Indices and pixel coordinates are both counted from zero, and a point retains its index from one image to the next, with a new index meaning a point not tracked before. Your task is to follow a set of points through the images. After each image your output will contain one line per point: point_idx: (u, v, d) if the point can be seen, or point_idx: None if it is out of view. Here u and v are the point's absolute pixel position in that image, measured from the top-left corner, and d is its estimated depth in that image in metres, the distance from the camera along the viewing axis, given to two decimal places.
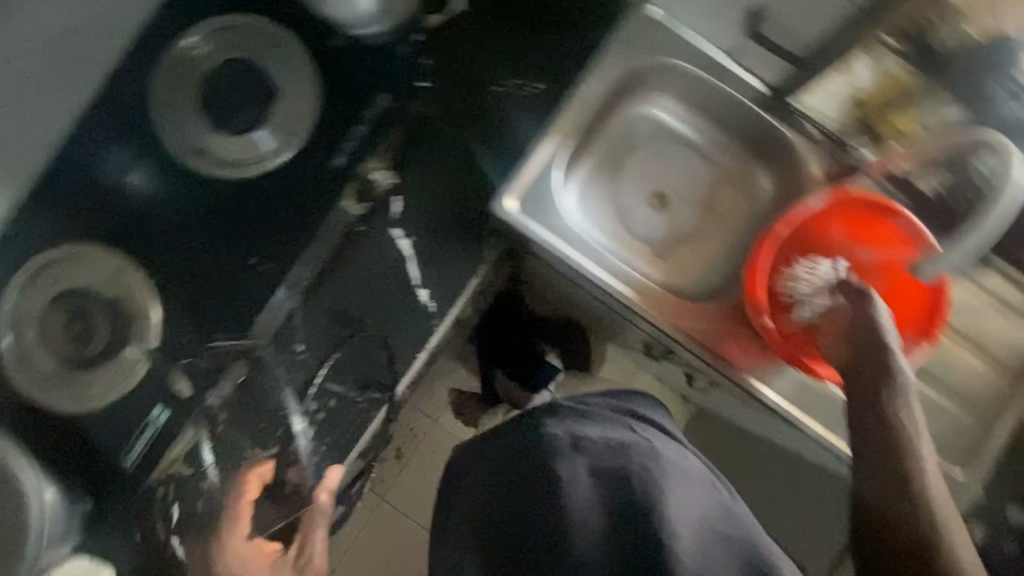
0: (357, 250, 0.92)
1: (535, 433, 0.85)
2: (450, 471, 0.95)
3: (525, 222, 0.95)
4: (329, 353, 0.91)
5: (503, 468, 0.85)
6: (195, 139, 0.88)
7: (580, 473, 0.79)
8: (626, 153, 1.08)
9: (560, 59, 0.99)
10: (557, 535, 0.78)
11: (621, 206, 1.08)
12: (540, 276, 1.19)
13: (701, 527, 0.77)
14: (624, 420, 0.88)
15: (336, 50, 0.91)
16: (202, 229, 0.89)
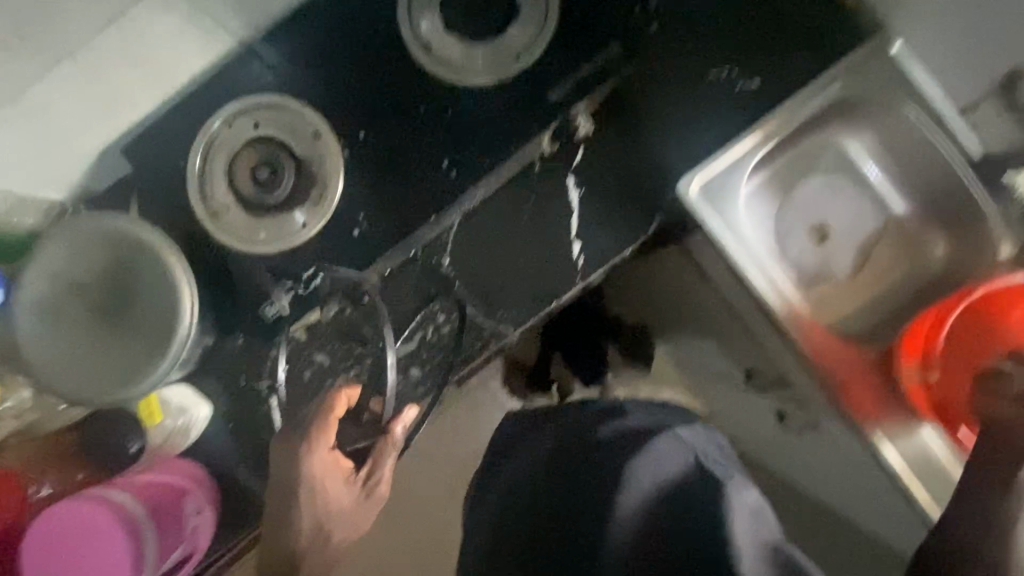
0: (534, 186, 0.94)
1: (595, 428, 0.98)
2: (505, 436, 1.13)
3: (699, 210, 0.95)
4: (477, 270, 0.95)
5: (565, 449, 1.00)
6: (424, 33, 0.90)
7: (643, 472, 0.89)
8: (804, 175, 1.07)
9: (789, 61, 0.95)
10: (613, 524, 0.87)
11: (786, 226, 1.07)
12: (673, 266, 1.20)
13: (756, 541, 0.84)
14: (688, 445, 0.93)
15: None
16: (403, 118, 0.91)
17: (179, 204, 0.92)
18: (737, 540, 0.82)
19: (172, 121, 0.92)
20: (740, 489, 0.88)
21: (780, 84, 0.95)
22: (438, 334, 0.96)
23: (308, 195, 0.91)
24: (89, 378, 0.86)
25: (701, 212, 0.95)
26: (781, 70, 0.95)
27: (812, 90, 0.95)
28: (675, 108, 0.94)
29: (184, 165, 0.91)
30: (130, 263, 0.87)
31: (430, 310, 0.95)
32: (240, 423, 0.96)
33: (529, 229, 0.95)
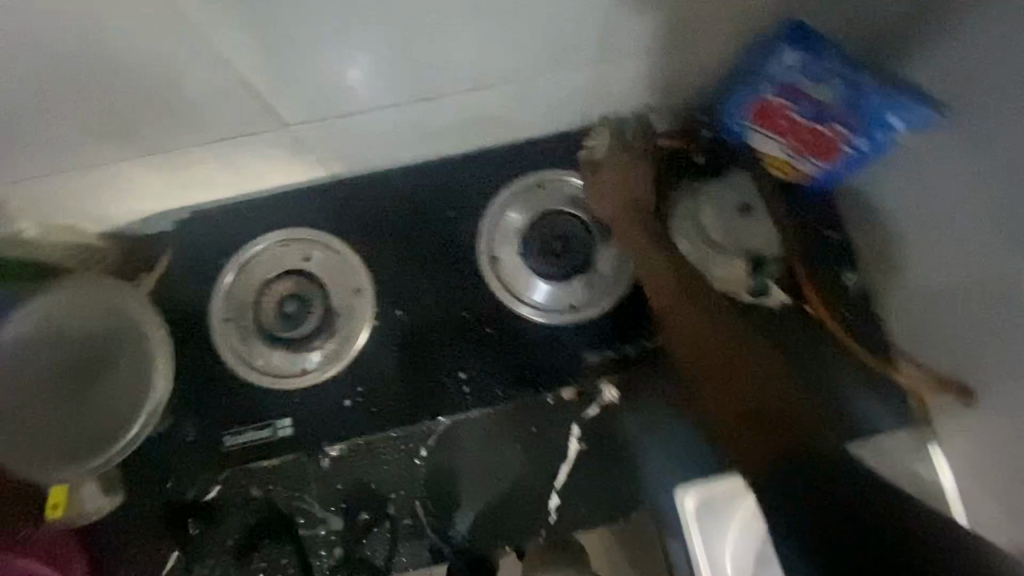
0: (536, 422, 0.91)
1: None
2: None
3: (689, 533, 0.88)
4: (447, 478, 0.92)
5: None
6: (495, 245, 0.92)
7: None
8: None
9: (828, 413, 0.93)
10: None
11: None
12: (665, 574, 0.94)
13: None
14: None
15: None
16: (445, 312, 0.91)
17: (201, 293, 0.91)
18: None
19: (236, 216, 0.93)
20: None
21: None
22: (380, 525, 0.92)
23: (323, 344, 0.90)
24: (18, 434, 0.81)
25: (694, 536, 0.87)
26: None
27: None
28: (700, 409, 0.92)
29: (221, 265, 0.92)
30: (119, 341, 0.84)
31: (383, 498, 0.91)
32: (147, 522, 0.91)
33: (516, 462, 0.92)
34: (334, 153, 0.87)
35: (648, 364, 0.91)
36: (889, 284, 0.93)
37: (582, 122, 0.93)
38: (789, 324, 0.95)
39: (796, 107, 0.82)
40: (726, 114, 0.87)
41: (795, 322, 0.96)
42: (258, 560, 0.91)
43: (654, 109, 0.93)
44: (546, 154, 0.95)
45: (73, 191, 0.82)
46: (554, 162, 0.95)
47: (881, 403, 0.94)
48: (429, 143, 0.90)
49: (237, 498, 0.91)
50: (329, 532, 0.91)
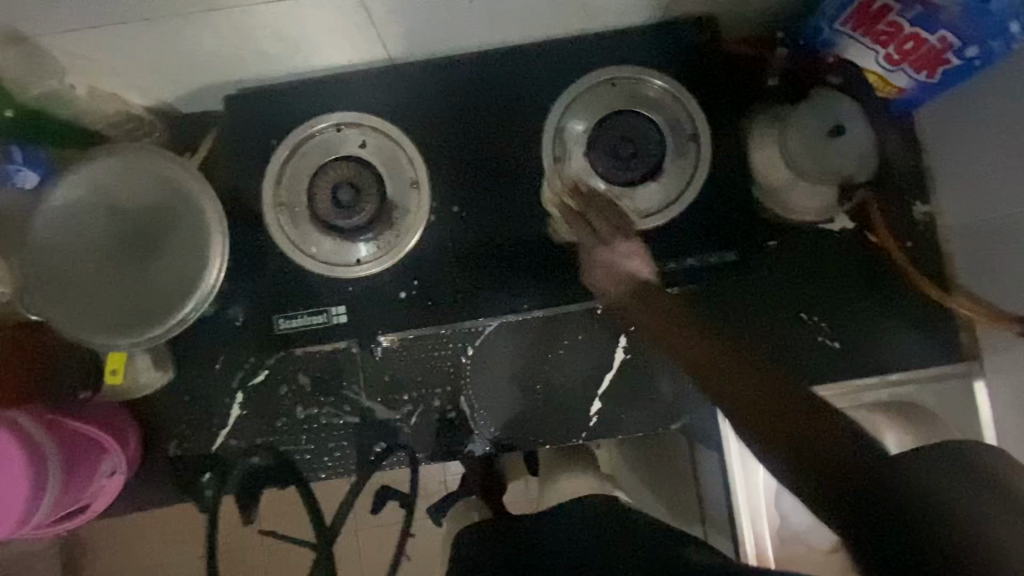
0: (583, 330, 0.91)
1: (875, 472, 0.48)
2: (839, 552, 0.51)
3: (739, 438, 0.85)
4: (491, 374, 0.92)
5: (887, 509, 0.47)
6: (558, 142, 0.88)
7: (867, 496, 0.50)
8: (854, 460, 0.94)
9: (873, 339, 0.93)
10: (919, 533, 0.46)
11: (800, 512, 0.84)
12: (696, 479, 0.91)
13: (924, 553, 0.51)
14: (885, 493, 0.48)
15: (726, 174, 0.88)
16: (501, 210, 0.89)
17: (252, 174, 0.89)
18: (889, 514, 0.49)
19: (288, 95, 0.89)
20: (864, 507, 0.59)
21: (854, 356, 0.93)
22: (419, 417, 0.93)
23: (376, 235, 0.88)
24: (73, 304, 0.80)
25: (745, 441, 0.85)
26: (863, 348, 0.93)
27: (867, 382, 0.91)
28: (748, 326, 0.92)
29: (272, 146, 0.88)
30: (173, 212, 0.81)
31: (426, 389, 0.92)
32: (197, 401, 0.93)
33: (559, 367, 0.92)
34: (395, 31, 0.81)
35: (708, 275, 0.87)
36: (962, 215, 0.89)
37: (659, 19, 0.87)
38: (849, 252, 0.93)
39: (902, 12, 0.75)
40: (823, 14, 0.81)
41: (856, 248, 0.93)
42: (305, 441, 0.93)
43: (739, 10, 0.86)
44: (616, 48, 0.88)
45: (122, 48, 0.76)
46: (626, 59, 0.88)
47: (927, 338, 0.94)
48: (497, 27, 0.83)
49: (284, 384, 0.92)
50: (371, 419, 0.93)
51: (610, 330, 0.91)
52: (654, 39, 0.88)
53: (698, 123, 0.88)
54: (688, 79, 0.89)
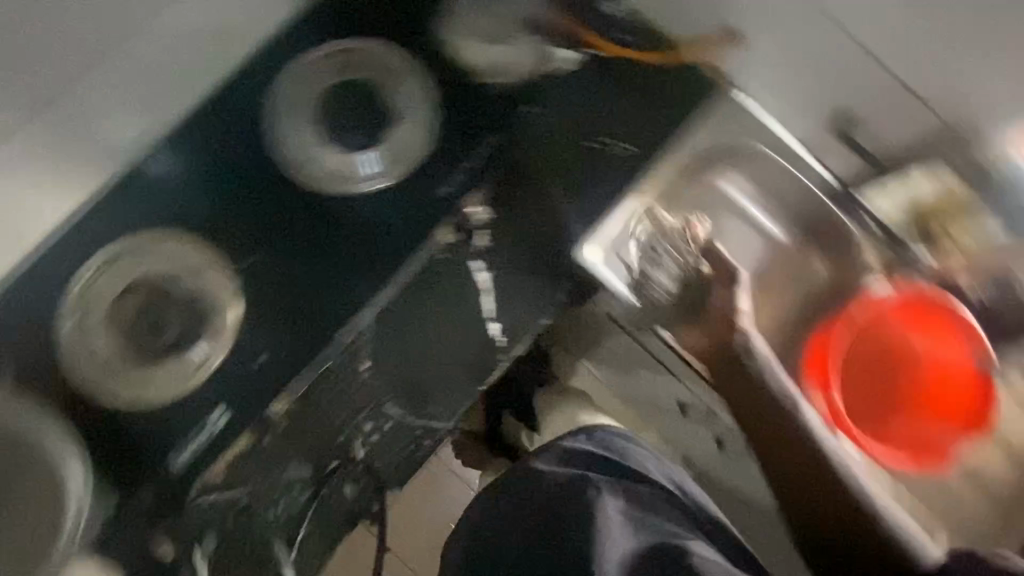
0: (440, 279, 0.95)
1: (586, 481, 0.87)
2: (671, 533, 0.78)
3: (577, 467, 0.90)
4: (396, 366, 0.95)
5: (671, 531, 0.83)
6: (302, 146, 0.94)
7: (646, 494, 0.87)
8: (728, 217, 1.08)
9: (652, 124, 1.06)
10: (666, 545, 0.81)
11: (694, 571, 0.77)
12: (605, 320, 1.05)
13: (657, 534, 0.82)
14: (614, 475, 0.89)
15: (448, 84, 0.98)
16: (301, 233, 0.93)
17: (66, 356, 0.87)
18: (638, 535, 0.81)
19: (52, 271, 0.88)
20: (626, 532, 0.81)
21: (646, 146, 1.06)
22: (365, 441, 0.95)
23: (202, 334, 0.89)
24: None
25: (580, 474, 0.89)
26: (649, 135, 1.06)
27: (672, 162, 1.05)
28: (558, 182, 1.02)
29: (59, 323, 0.87)
30: None
31: (356, 417, 0.94)
32: None
33: (443, 321, 0.97)
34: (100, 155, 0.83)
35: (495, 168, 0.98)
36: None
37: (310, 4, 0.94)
38: (587, 73, 1.05)
39: None
40: None
41: (590, 66, 1.05)
42: (292, 533, 0.93)
43: None
44: (297, 50, 0.96)
45: None
46: (307, 50, 0.96)
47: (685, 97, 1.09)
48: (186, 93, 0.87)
49: (223, 511, 0.87)
50: (327, 470, 0.94)
51: (460, 258, 0.96)
52: (319, 24, 0.96)
53: (398, 58, 0.97)
54: (367, 31, 0.98)
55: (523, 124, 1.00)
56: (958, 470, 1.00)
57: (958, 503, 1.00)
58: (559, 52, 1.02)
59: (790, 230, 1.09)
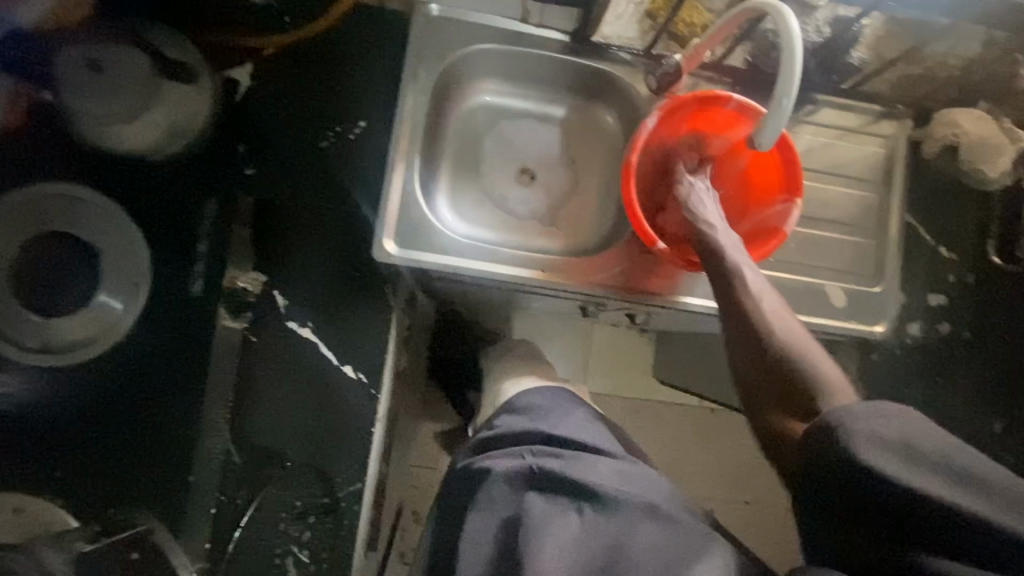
0: (266, 357, 0.93)
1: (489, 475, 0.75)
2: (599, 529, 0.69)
3: (514, 451, 0.78)
4: (285, 455, 0.93)
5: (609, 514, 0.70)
6: (31, 335, 0.81)
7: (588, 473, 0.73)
8: (504, 124, 1.10)
9: (372, 87, 0.99)
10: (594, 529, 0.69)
11: (645, 557, 0.66)
12: (450, 287, 1.04)
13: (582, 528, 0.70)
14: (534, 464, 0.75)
15: (147, 179, 0.90)
16: (107, 406, 0.88)
17: None
18: (559, 530, 0.69)
19: None
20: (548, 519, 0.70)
21: (380, 111, 0.99)
22: (303, 539, 0.93)
23: None
24: None
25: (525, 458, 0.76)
26: (376, 99, 1.00)
27: (411, 110, 0.96)
28: (318, 198, 0.97)
29: None
30: None
31: (280, 521, 0.93)
32: None
33: (299, 390, 0.94)
34: None
35: (248, 227, 0.93)
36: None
37: None
38: (279, 77, 0.97)
39: None
40: None
41: (275, 71, 0.97)
42: None
43: None
44: None
45: None
46: None
47: (386, 39, 1.00)
48: None
49: None
50: None
51: (277, 320, 0.94)
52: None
53: (60, 189, 0.83)
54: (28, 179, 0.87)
55: (246, 168, 0.95)
56: (813, 222, 1.04)
57: (831, 253, 1.03)
58: (237, 77, 0.96)
59: (563, 100, 1.10)
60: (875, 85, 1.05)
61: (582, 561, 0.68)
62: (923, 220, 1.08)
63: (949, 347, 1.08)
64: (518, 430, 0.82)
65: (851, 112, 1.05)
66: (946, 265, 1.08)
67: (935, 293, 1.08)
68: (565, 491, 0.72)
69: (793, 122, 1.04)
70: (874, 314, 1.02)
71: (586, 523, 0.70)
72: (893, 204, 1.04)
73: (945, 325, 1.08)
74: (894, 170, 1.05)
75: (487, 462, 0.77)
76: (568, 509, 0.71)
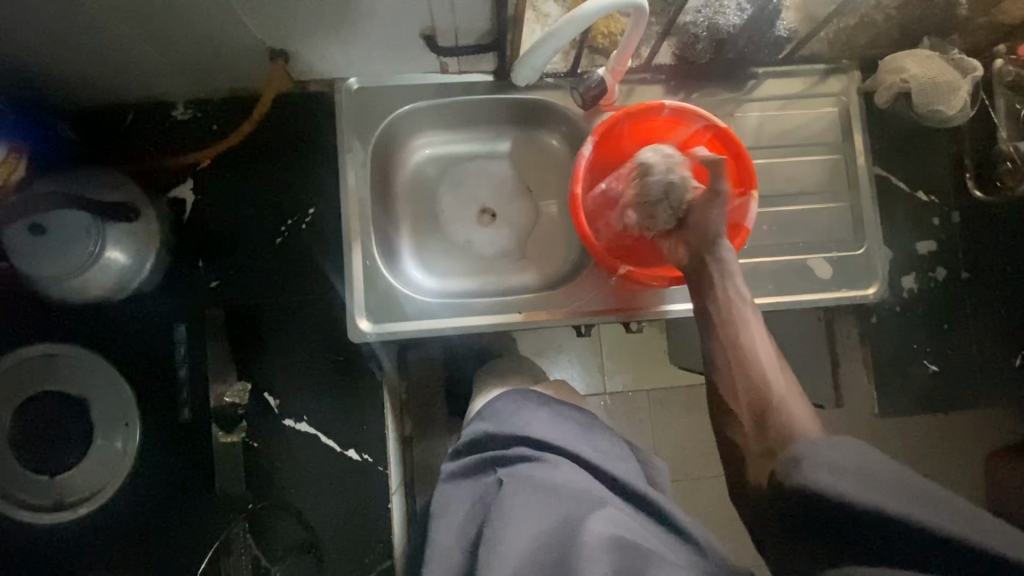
0: (272, 460, 0.95)
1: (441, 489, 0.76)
2: (552, 518, 0.64)
3: (482, 462, 0.76)
4: (310, 549, 0.95)
5: (557, 501, 0.66)
6: (38, 497, 0.83)
7: (554, 469, 0.71)
8: (454, 170, 1.10)
9: (314, 177, 1.00)
10: (548, 524, 0.64)
11: (598, 547, 0.59)
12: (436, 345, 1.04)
13: (540, 518, 0.64)
14: (489, 460, 0.76)
15: (119, 315, 0.91)
16: (124, 544, 0.89)
17: None
18: (511, 517, 0.64)
19: None
20: (500, 499, 0.68)
21: (329, 194, 1.00)
22: None
23: None
24: None
25: (489, 477, 0.74)
26: (319, 183, 1.01)
27: (355, 187, 0.97)
28: (287, 294, 0.98)
29: None
30: None
31: None
32: None
33: (310, 483, 0.96)
34: None
35: (224, 338, 0.95)
36: (189, 84, 0.94)
37: None
38: (223, 185, 0.99)
39: None
40: None
41: (218, 180, 0.99)
42: None
43: None
44: None
45: None
46: None
47: (317, 122, 1.01)
48: None
49: None
50: None
51: (271, 420, 0.96)
52: None
53: (38, 348, 0.86)
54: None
55: (212, 282, 0.97)
56: (781, 199, 1.01)
57: (809, 227, 1.01)
58: (184, 194, 0.98)
59: (504, 136, 1.10)
60: (815, 45, 1.01)
61: (529, 562, 0.60)
62: (891, 172, 1.06)
63: (949, 290, 1.05)
64: (483, 433, 0.79)
65: (795, 77, 1.02)
66: (926, 210, 1.06)
67: (922, 239, 1.06)
68: (530, 492, 0.67)
69: (738, 103, 1.02)
70: (864, 277, 0.99)
71: (543, 515, 0.65)
72: (860, 161, 1.01)
73: (941, 269, 1.05)
74: (854, 125, 1.02)
75: (451, 481, 0.76)
76: (522, 489, 0.68)
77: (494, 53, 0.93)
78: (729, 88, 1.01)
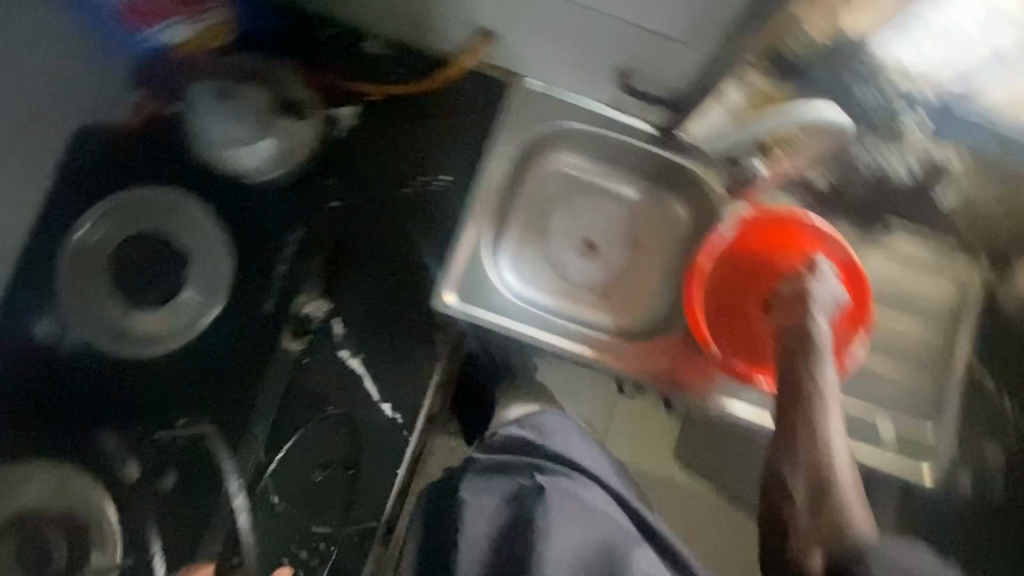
0: (313, 381, 0.97)
1: (468, 475, 0.78)
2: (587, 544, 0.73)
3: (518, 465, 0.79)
4: (307, 480, 0.95)
5: (596, 532, 0.74)
6: (116, 319, 0.90)
7: (591, 497, 0.78)
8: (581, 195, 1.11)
9: (460, 150, 1.05)
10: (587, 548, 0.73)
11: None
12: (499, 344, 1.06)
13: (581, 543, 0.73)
14: (525, 463, 0.79)
15: (247, 196, 0.98)
16: (154, 397, 0.92)
17: None
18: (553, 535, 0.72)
19: None
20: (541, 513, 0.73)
21: (467, 169, 1.05)
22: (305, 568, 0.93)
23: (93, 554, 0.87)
24: None
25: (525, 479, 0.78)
26: (462, 157, 1.06)
27: (494, 175, 1.02)
28: (392, 239, 1.01)
29: None
30: None
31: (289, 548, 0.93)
32: None
33: (335, 418, 0.96)
34: None
35: (321, 254, 0.99)
36: (397, 29, 1.01)
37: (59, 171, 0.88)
38: (379, 121, 1.04)
39: None
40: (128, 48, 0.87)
41: (376, 116, 1.04)
42: None
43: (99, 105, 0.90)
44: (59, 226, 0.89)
45: None
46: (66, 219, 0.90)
47: (484, 104, 1.07)
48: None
49: None
50: None
51: (328, 345, 0.98)
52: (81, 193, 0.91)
53: (173, 196, 0.94)
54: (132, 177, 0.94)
55: (332, 201, 1.00)
56: (873, 350, 1.02)
57: (889, 387, 1.01)
58: (338, 113, 1.02)
59: (640, 184, 1.12)
60: (960, 226, 1.03)
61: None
62: (989, 372, 1.05)
63: (1001, 507, 1.03)
64: (524, 441, 0.82)
65: (929, 247, 1.04)
66: (1009, 422, 1.04)
67: (996, 448, 1.03)
68: (573, 516, 0.74)
69: (867, 247, 1.04)
70: (924, 457, 0.98)
71: (584, 538, 0.73)
72: (961, 348, 1.02)
73: (1002, 484, 1.03)
74: (966, 313, 1.03)
75: (477, 472, 0.78)
76: (563, 509, 0.74)
77: (669, 110, 0.99)
78: (865, 229, 1.04)
